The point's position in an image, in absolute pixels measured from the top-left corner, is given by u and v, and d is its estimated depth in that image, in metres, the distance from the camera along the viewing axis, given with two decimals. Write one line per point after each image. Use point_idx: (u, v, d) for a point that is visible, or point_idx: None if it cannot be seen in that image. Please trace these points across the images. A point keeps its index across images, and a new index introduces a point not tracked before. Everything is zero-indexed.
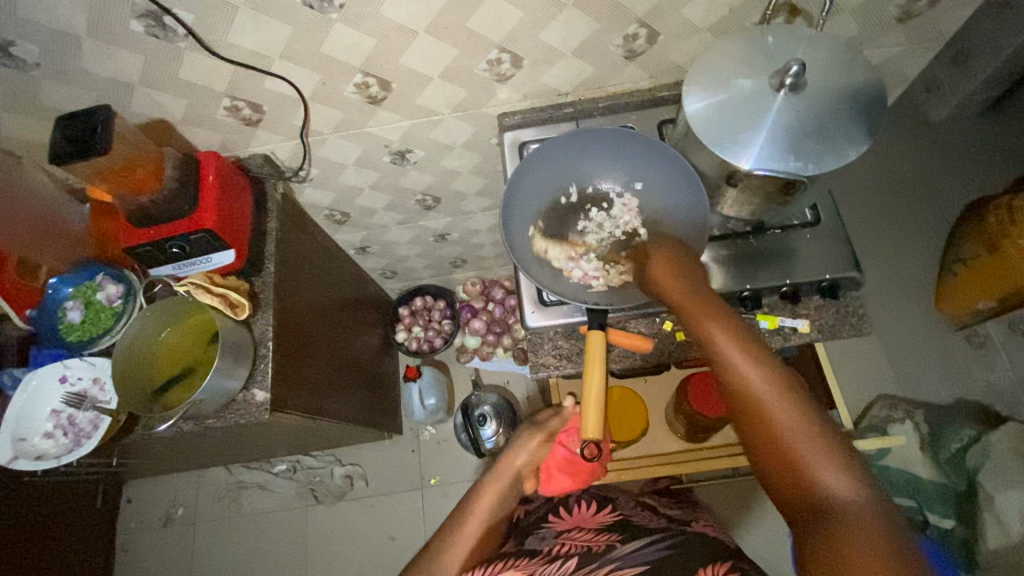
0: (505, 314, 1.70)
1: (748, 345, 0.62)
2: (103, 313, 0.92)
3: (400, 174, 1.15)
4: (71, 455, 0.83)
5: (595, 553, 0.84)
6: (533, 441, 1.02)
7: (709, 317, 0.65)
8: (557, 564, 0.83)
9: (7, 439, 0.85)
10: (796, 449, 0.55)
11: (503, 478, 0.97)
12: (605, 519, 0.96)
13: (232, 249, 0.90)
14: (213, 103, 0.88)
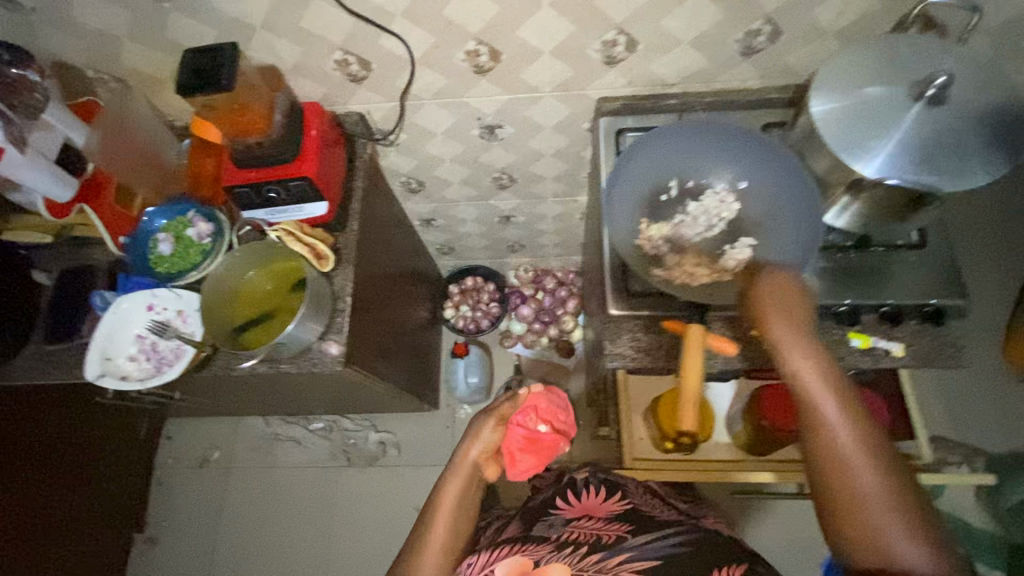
0: (556, 305, 1.69)
1: (844, 401, 0.61)
2: (193, 248, 0.95)
3: (484, 149, 1.14)
4: (154, 378, 0.86)
5: (602, 546, 0.78)
6: (485, 430, 0.93)
7: (805, 370, 0.63)
8: (562, 555, 0.77)
9: (95, 356, 0.87)
10: (867, 511, 0.57)
11: (457, 477, 0.89)
12: (614, 508, 0.88)
13: (327, 201, 0.91)
14: (325, 55, 0.88)
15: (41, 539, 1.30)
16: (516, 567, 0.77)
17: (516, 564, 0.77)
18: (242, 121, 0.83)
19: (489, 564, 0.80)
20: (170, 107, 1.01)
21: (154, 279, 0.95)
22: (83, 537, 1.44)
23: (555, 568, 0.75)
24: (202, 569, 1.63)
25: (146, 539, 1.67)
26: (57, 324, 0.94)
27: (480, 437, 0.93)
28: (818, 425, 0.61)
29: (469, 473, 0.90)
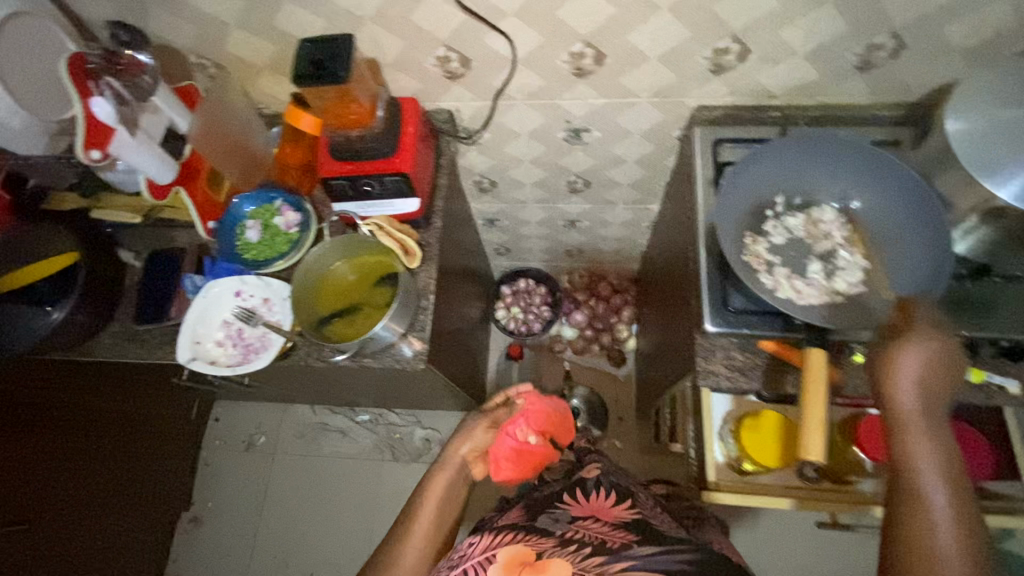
0: (610, 313, 1.66)
1: (952, 486, 0.55)
2: (280, 237, 0.95)
3: (565, 152, 1.12)
4: (242, 366, 0.86)
5: (607, 550, 0.73)
6: (477, 429, 1.05)
7: (916, 435, 0.57)
8: (567, 551, 0.73)
9: (185, 339, 0.88)
10: None
11: (448, 469, 0.98)
12: (623, 516, 0.83)
13: (419, 197, 0.91)
14: (427, 50, 0.87)
15: (99, 511, 1.32)
16: (515, 557, 0.75)
17: (516, 554, 0.75)
18: (347, 113, 0.82)
19: (490, 548, 0.80)
20: (262, 94, 1.00)
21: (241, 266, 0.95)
22: (136, 512, 1.46)
23: (556, 563, 0.71)
24: (244, 552, 1.64)
25: (191, 518, 1.69)
26: (146, 305, 0.95)
27: (471, 437, 1.03)
28: (910, 484, 0.56)
29: (457, 465, 0.99)
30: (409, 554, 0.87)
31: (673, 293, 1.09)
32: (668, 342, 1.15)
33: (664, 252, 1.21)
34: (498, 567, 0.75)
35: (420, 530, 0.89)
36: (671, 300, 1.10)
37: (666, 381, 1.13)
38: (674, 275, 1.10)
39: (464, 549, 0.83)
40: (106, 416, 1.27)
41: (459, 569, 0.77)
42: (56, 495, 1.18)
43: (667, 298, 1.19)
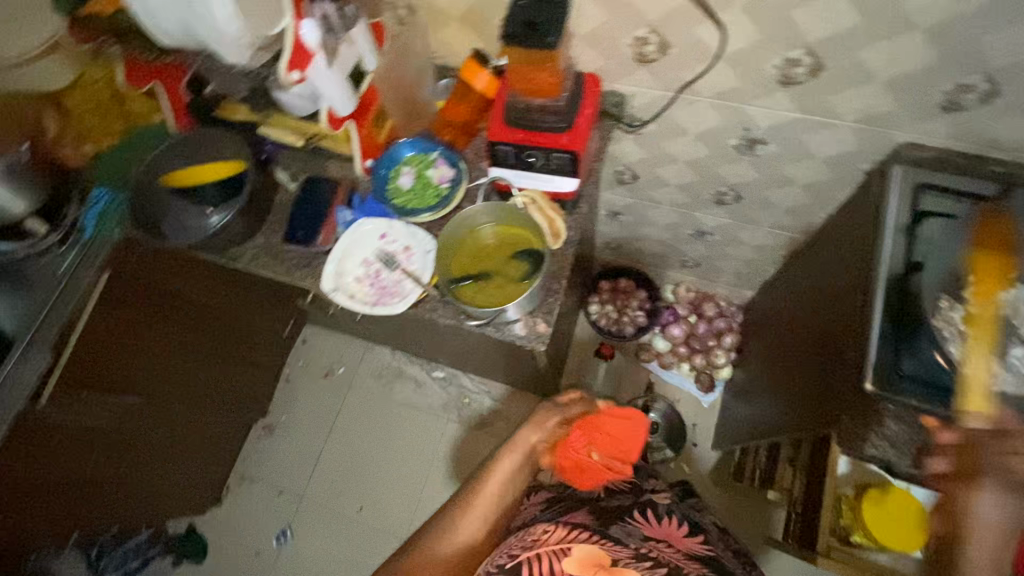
0: (710, 336, 1.55)
1: None
2: (429, 189, 0.96)
3: (728, 162, 1.03)
4: (378, 307, 0.88)
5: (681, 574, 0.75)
6: (550, 421, 1.00)
7: None
8: (643, 566, 0.75)
9: (330, 269, 0.92)
10: None
11: (517, 454, 0.94)
12: (696, 548, 0.84)
13: (579, 178, 0.87)
14: (628, 28, 0.82)
15: (195, 399, 1.41)
16: (589, 557, 0.75)
17: (593, 554, 0.75)
18: (536, 81, 0.79)
19: (564, 542, 0.79)
20: (438, 44, 0.99)
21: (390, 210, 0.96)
22: (222, 409, 1.54)
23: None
24: (304, 470, 1.71)
25: (265, 426, 1.76)
26: (295, 228, 0.97)
27: (542, 426, 0.99)
28: None
29: (526, 452, 0.95)
30: (468, 522, 0.86)
31: (812, 339, 1.01)
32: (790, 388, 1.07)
33: (806, 290, 1.10)
34: (572, 562, 0.75)
35: (482, 501, 0.88)
36: (809, 346, 1.01)
37: (779, 428, 1.05)
38: (817, 320, 1.01)
39: (539, 534, 0.81)
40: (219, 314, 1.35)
41: (532, 553, 0.77)
42: (166, 374, 1.27)
43: (799, 341, 1.10)
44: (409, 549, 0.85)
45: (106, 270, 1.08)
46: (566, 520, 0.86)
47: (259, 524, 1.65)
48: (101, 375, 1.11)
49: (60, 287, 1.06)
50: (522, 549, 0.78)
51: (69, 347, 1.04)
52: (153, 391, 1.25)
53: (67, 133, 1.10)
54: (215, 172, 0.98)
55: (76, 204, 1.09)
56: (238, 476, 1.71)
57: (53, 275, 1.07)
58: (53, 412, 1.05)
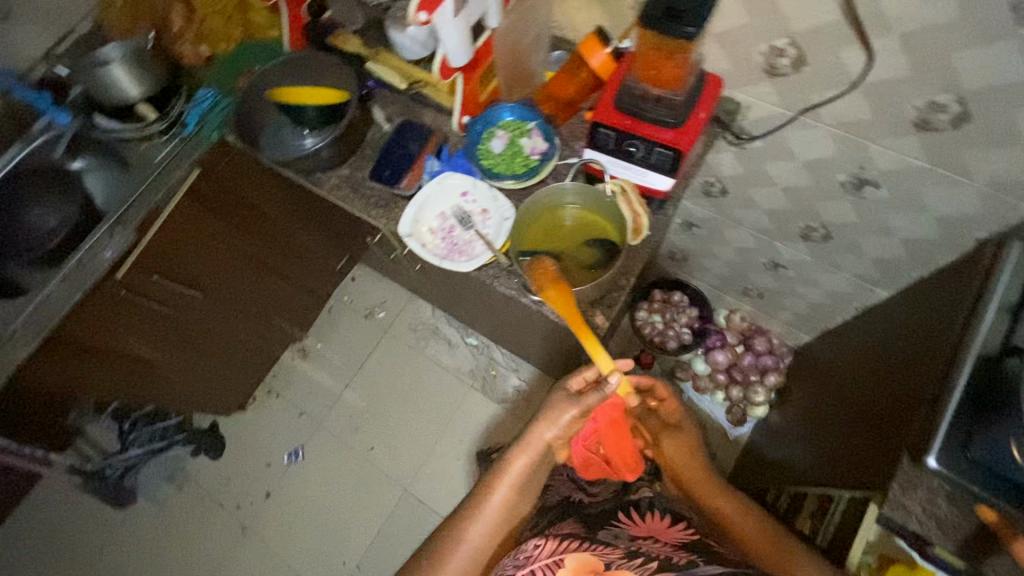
0: (753, 371, 1.50)
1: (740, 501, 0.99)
2: (519, 159, 0.95)
3: (829, 198, 0.98)
4: (447, 262, 0.89)
5: (672, 563, 0.82)
6: (566, 415, 1.00)
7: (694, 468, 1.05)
8: (635, 564, 0.83)
9: (407, 216, 0.92)
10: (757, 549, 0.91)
11: (527, 453, 1.00)
12: (681, 536, 0.92)
13: (674, 180, 0.84)
14: (766, 37, 0.78)
15: (246, 307, 1.47)
16: (583, 564, 0.84)
17: (585, 561, 0.85)
18: (661, 70, 0.76)
19: (556, 554, 0.88)
20: (562, 15, 0.97)
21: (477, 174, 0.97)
22: (266, 324, 1.60)
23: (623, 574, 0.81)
24: (328, 399, 1.76)
25: (299, 349, 1.82)
26: (382, 168, 0.99)
27: (554, 422, 1.00)
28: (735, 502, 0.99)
29: (537, 454, 1.00)
30: (474, 534, 0.94)
31: (877, 402, 0.94)
32: (836, 446, 1.00)
33: (876, 347, 1.04)
34: (566, 571, 0.85)
35: (487, 518, 0.95)
36: (872, 409, 0.94)
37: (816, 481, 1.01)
38: (886, 383, 0.93)
39: (530, 551, 0.91)
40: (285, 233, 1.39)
41: (526, 569, 0.86)
42: (227, 276, 1.32)
43: (857, 400, 1.02)
44: (428, 547, 0.95)
45: (196, 166, 1.12)
46: (557, 531, 0.96)
47: (275, 438, 1.72)
48: (171, 264, 1.17)
49: (154, 174, 1.12)
50: (520, 566, 0.87)
51: (151, 230, 1.09)
52: (212, 289, 1.31)
53: (186, 30, 1.14)
54: (320, 98, 0.99)
55: (182, 100, 1.14)
56: (265, 389, 1.78)
57: (150, 162, 1.14)
58: (123, 286, 1.10)
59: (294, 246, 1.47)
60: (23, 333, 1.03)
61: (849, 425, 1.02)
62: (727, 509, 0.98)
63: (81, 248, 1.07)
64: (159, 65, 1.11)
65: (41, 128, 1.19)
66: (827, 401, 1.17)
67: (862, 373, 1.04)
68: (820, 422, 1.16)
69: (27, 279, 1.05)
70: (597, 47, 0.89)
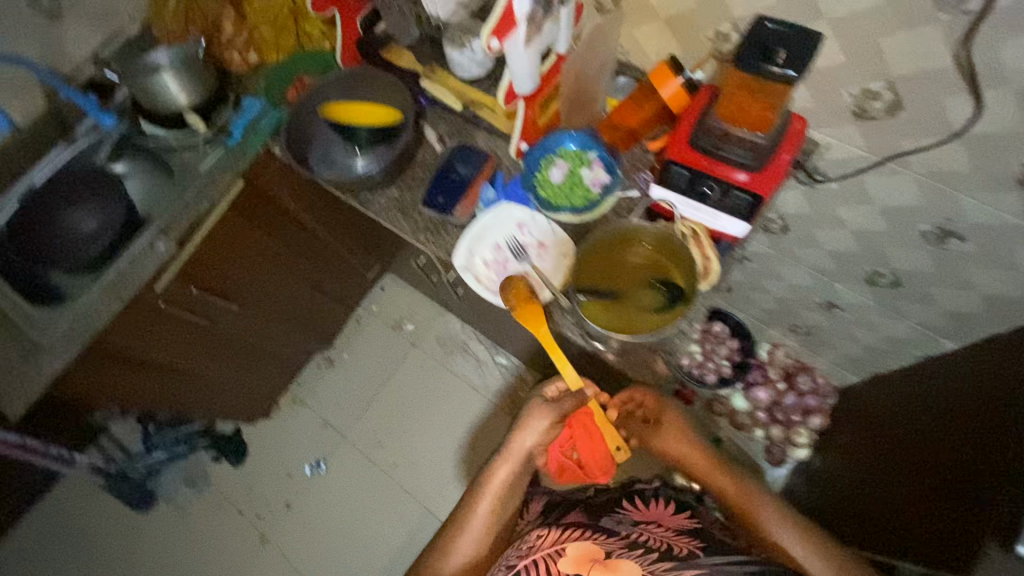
0: (795, 411, 1.45)
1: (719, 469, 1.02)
2: (579, 190, 0.91)
3: (905, 246, 0.92)
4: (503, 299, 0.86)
5: (674, 557, 0.86)
6: (540, 422, 1.01)
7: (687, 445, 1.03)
8: (635, 554, 0.86)
9: (462, 249, 0.89)
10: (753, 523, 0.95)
11: (510, 462, 1.00)
12: (681, 523, 0.95)
13: (749, 225, 0.79)
14: (860, 79, 0.73)
15: (279, 317, 1.45)
16: (585, 554, 0.86)
17: (587, 550, 0.87)
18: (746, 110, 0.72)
19: (557, 543, 0.90)
20: (632, 40, 0.92)
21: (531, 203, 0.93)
22: (297, 335, 1.58)
23: (627, 565, 0.84)
24: (354, 410, 1.74)
25: (326, 357, 1.80)
26: (434, 193, 0.96)
27: (529, 430, 1.01)
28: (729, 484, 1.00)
29: (520, 461, 1.01)
30: (466, 542, 0.96)
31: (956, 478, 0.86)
32: (910, 523, 0.91)
33: (946, 406, 0.98)
34: (567, 561, 0.86)
35: (474, 526, 0.97)
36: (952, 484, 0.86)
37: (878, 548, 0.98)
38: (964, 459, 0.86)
39: (533, 541, 0.93)
40: (320, 242, 1.37)
41: (529, 560, 0.88)
42: (264, 286, 1.30)
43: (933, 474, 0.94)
44: (418, 568, 0.97)
45: (240, 177, 1.11)
46: (559, 519, 0.97)
47: (298, 447, 1.70)
48: (212, 275, 1.16)
49: (199, 184, 1.09)
50: (521, 558, 0.89)
51: (196, 239, 1.09)
52: (249, 300, 1.30)
53: (236, 35, 1.10)
54: (375, 117, 0.97)
55: (228, 108, 1.11)
56: (290, 397, 1.76)
57: (195, 172, 1.10)
58: (163, 298, 1.09)
59: (328, 256, 1.44)
60: (59, 345, 1.00)
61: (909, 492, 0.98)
62: (779, 531, 0.92)
63: (120, 255, 1.03)
64: (209, 75, 1.08)
65: (83, 130, 1.15)
66: (883, 454, 1.12)
67: (935, 441, 0.96)
68: (875, 475, 1.11)
69: (70, 286, 1.01)
70: (670, 78, 0.84)
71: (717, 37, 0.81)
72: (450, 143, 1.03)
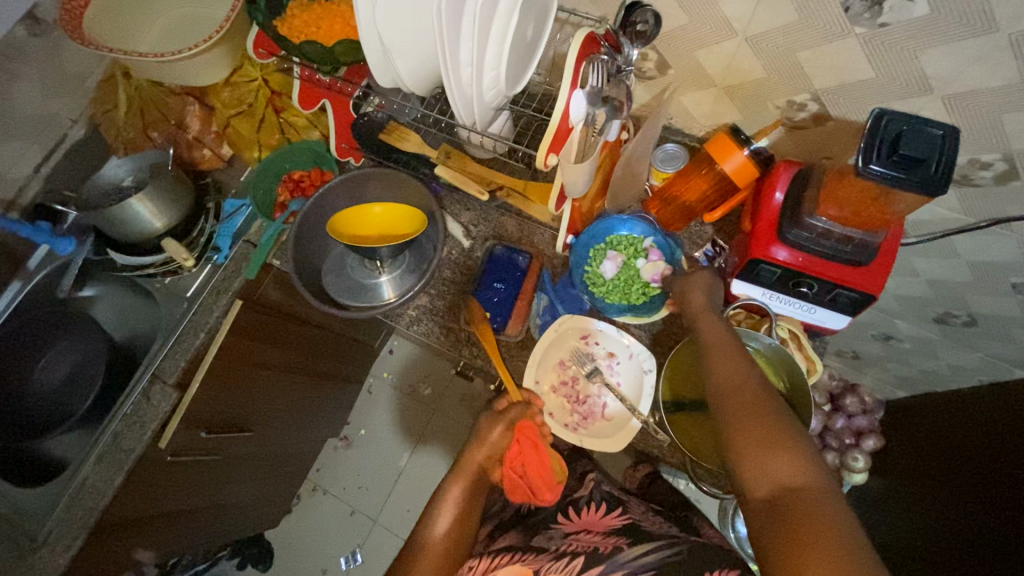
0: (848, 433, 1.34)
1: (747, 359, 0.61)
2: (639, 286, 0.80)
3: (993, 293, 0.85)
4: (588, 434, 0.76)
5: (600, 557, 0.67)
6: (492, 435, 0.77)
7: (718, 332, 0.65)
8: (563, 564, 0.67)
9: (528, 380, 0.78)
10: (739, 432, 0.54)
11: (460, 478, 0.76)
12: (614, 524, 0.75)
13: (851, 317, 0.72)
14: (968, 150, 0.64)
15: (295, 422, 1.29)
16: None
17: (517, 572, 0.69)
18: (859, 209, 0.62)
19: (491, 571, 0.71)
20: (679, 108, 0.81)
21: (589, 307, 0.84)
22: (313, 432, 1.43)
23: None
24: (380, 492, 1.59)
25: (342, 438, 1.64)
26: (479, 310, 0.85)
27: (485, 442, 0.77)
28: (705, 344, 0.64)
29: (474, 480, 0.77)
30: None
31: (987, 522, 0.95)
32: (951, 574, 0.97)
33: (1007, 447, 0.96)
34: None
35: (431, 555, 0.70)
36: (983, 531, 0.95)
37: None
38: (996, 508, 0.94)
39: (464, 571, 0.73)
40: (325, 333, 1.21)
41: None
42: (274, 401, 1.14)
43: (958, 504, 1.03)
44: None
45: (237, 298, 0.93)
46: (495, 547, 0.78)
47: (328, 541, 1.57)
48: (220, 412, 0.98)
49: (191, 310, 0.95)
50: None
51: (194, 383, 0.90)
52: (262, 419, 1.12)
53: (206, 131, 0.96)
54: (393, 228, 0.87)
55: (211, 219, 0.95)
56: (311, 485, 1.62)
57: (181, 296, 0.98)
58: (171, 451, 0.92)
59: (337, 343, 1.28)
60: (59, 536, 0.87)
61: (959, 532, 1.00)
62: (719, 340, 0.64)
63: (117, 417, 0.91)
64: (182, 185, 0.92)
65: (37, 259, 1.00)
66: (938, 485, 1.10)
67: (987, 498, 0.97)
68: (931, 505, 1.10)
69: (66, 453, 0.99)
70: (739, 149, 0.72)
71: (790, 106, 0.71)
72: (479, 235, 0.90)
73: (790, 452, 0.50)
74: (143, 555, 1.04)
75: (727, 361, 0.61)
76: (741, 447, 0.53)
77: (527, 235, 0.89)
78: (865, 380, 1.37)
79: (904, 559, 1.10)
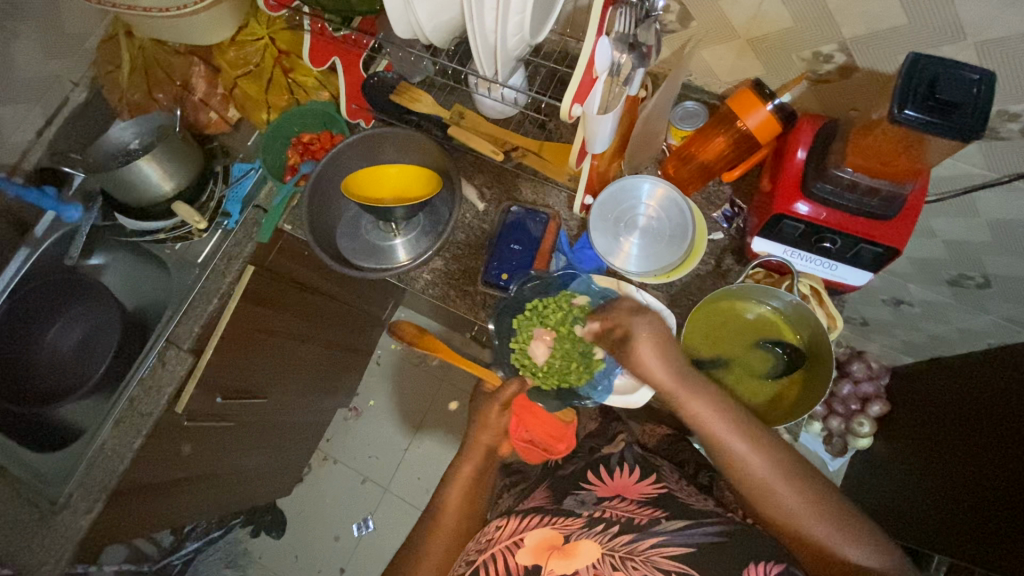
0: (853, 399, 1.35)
1: (751, 437, 0.63)
2: (576, 363, 0.74)
3: (1012, 253, 0.85)
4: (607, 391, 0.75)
5: (633, 527, 0.62)
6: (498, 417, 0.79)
7: (719, 417, 0.64)
8: (596, 531, 0.63)
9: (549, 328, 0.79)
10: (802, 533, 0.60)
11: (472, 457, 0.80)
12: (648, 491, 0.70)
13: (873, 273, 0.73)
14: (1002, 101, 0.63)
15: (307, 391, 1.29)
16: (541, 541, 0.64)
17: (546, 536, 0.64)
18: (890, 163, 0.62)
19: (517, 532, 0.67)
20: (699, 65, 0.79)
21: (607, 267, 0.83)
22: (324, 402, 1.44)
23: (588, 546, 0.61)
24: (391, 462, 1.61)
25: (352, 409, 1.65)
26: (497, 270, 0.84)
27: (486, 423, 0.80)
28: (714, 440, 0.64)
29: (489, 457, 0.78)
30: (440, 543, 0.73)
31: (998, 473, 0.95)
32: (961, 531, 0.99)
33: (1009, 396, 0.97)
34: (526, 554, 0.63)
35: (447, 518, 0.75)
36: (996, 483, 0.95)
37: (932, 535, 1.06)
38: (1007, 461, 0.94)
39: (492, 533, 0.70)
40: (338, 304, 1.20)
41: (489, 555, 0.65)
42: (288, 368, 1.13)
43: (961, 460, 1.04)
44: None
45: (250, 263, 0.92)
46: (522, 506, 0.74)
47: (341, 510, 1.59)
48: (235, 379, 0.98)
49: (204, 274, 0.94)
50: (480, 554, 0.67)
51: (209, 347, 0.90)
52: (275, 388, 1.12)
53: (212, 93, 0.95)
54: (407, 190, 0.85)
55: (219, 184, 0.94)
56: (321, 456, 1.63)
57: (193, 262, 0.97)
58: (187, 415, 0.92)
59: (349, 315, 1.27)
60: (80, 499, 0.87)
61: (967, 481, 1.01)
62: (719, 430, 0.63)
63: (133, 382, 0.91)
64: (190, 147, 0.90)
65: (45, 226, 1.01)
66: (943, 440, 1.11)
67: (986, 450, 0.99)
68: (934, 460, 1.12)
69: (83, 420, 1.00)
70: (757, 105, 0.71)
71: (816, 58, 0.70)
72: (493, 198, 0.89)
73: (846, 534, 0.58)
74: (160, 520, 1.05)
75: (742, 453, 0.62)
76: (807, 545, 0.60)
77: (543, 196, 0.88)
78: (871, 346, 1.38)
79: (911, 520, 1.12)
